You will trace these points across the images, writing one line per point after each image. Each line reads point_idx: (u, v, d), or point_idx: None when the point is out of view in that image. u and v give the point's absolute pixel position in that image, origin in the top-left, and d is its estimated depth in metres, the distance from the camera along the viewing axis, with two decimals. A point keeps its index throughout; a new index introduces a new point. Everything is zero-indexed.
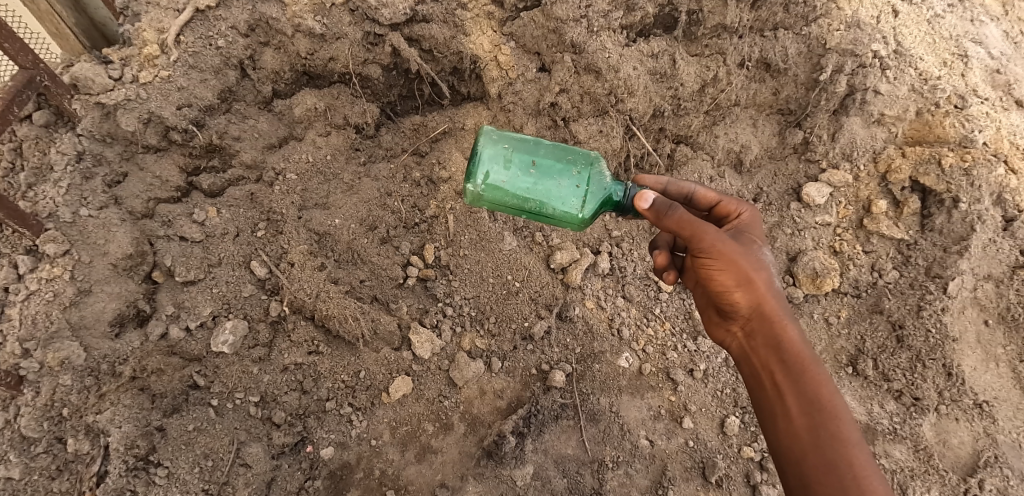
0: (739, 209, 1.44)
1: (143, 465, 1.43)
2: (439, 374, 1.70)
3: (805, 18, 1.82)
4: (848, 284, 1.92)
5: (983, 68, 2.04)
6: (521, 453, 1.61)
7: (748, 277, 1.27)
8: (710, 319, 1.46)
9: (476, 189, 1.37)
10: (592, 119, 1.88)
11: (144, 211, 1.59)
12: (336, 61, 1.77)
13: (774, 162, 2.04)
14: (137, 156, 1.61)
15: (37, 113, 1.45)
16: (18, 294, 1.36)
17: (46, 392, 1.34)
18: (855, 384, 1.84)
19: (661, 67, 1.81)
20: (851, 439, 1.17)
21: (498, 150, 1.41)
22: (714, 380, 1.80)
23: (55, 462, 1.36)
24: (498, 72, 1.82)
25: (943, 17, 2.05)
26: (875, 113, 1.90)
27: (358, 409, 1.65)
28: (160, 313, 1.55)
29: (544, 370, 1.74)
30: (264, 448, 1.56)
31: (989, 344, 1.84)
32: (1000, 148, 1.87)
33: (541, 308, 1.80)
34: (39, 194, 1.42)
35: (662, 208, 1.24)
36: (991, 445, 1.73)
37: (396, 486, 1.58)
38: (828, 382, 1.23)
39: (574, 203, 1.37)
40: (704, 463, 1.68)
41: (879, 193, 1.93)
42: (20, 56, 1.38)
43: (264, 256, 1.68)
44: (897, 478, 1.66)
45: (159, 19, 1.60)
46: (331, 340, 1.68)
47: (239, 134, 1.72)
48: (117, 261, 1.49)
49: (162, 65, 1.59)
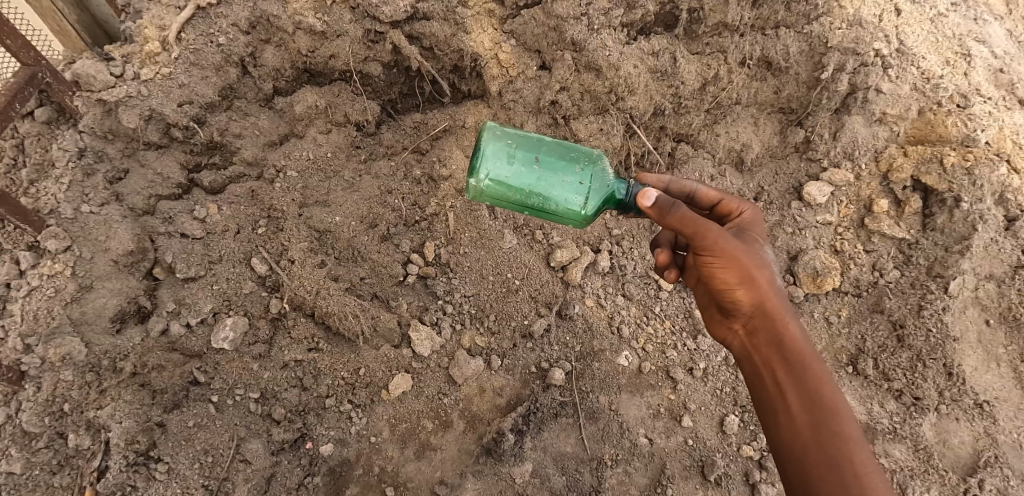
0: (741, 208, 1.43)
1: (144, 461, 1.44)
2: (438, 371, 1.70)
3: (807, 16, 1.81)
4: (849, 283, 1.92)
5: (986, 68, 2.03)
6: (520, 450, 1.62)
7: (751, 276, 1.27)
8: (711, 317, 1.46)
9: (479, 184, 1.37)
10: (593, 117, 1.88)
11: (146, 208, 1.60)
12: (336, 59, 1.77)
13: (775, 160, 2.04)
14: (139, 153, 1.62)
15: (39, 109, 1.46)
16: (20, 290, 1.38)
17: (47, 387, 1.36)
18: (855, 384, 1.84)
19: (662, 66, 1.80)
20: (852, 437, 1.17)
21: (500, 146, 1.40)
22: (714, 378, 1.80)
23: (56, 457, 1.37)
24: (498, 70, 1.82)
25: (947, 16, 2.04)
26: (877, 112, 1.90)
27: (358, 406, 1.65)
28: (161, 309, 1.55)
29: (544, 368, 1.74)
30: (264, 444, 1.56)
31: (991, 344, 1.83)
32: (1003, 147, 1.86)
33: (541, 306, 1.81)
34: (41, 190, 1.44)
35: (665, 206, 1.23)
36: (992, 445, 1.73)
37: (396, 483, 1.58)
38: (829, 380, 1.24)
39: (577, 200, 1.37)
40: (702, 462, 1.68)
41: (880, 193, 1.92)
42: (22, 53, 1.40)
43: (264, 253, 1.68)
44: (897, 477, 1.66)
45: (160, 16, 1.61)
46: (331, 337, 1.69)
47: (240, 131, 1.72)
48: (118, 258, 1.50)
49: (163, 62, 1.61)
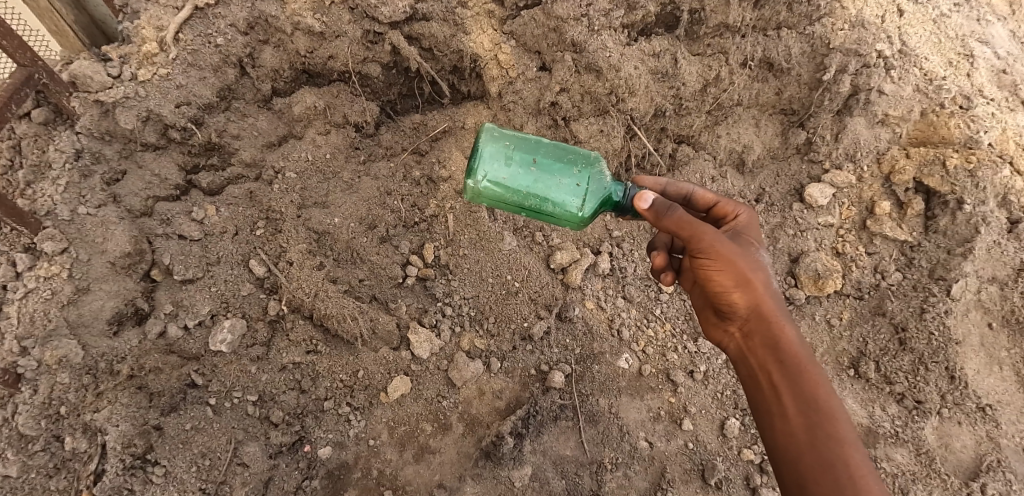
0: (737, 211, 1.42)
1: (141, 464, 1.43)
2: (437, 374, 1.69)
3: (809, 17, 1.80)
4: (851, 285, 1.90)
5: (989, 68, 2.01)
6: (519, 453, 1.61)
7: (746, 278, 1.26)
8: (707, 319, 1.45)
9: (477, 185, 1.36)
10: (593, 119, 1.87)
11: (143, 209, 1.59)
12: (335, 60, 1.76)
13: (777, 162, 2.03)
14: (136, 154, 1.61)
15: (36, 110, 1.45)
16: (16, 292, 1.36)
17: (44, 390, 1.35)
18: (857, 387, 1.82)
19: (663, 67, 1.79)
20: (848, 439, 1.16)
21: (498, 148, 1.40)
22: (714, 381, 1.79)
23: (53, 461, 1.37)
24: (498, 70, 1.81)
25: (950, 16, 2.02)
26: (879, 114, 1.88)
27: (356, 408, 1.64)
28: (159, 311, 1.54)
29: (543, 370, 1.73)
30: (262, 447, 1.55)
31: (993, 347, 1.83)
32: (1006, 149, 1.85)
33: (541, 309, 1.80)
34: (37, 191, 1.43)
35: (662, 208, 1.23)
36: (994, 449, 1.72)
37: (394, 486, 1.57)
38: (824, 383, 1.22)
39: (574, 202, 1.36)
40: (703, 466, 1.66)
41: (883, 195, 1.91)
42: (18, 54, 1.39)
43: (263, 255, 1.67)
44: (899, 482, 1.65)
45: (158, 17, 1.60)
46: (329, 339, 1.68)
47: (238, 132, 1.72)
48: (116, 260, 1.49)
49: (160, 63, 1.60)
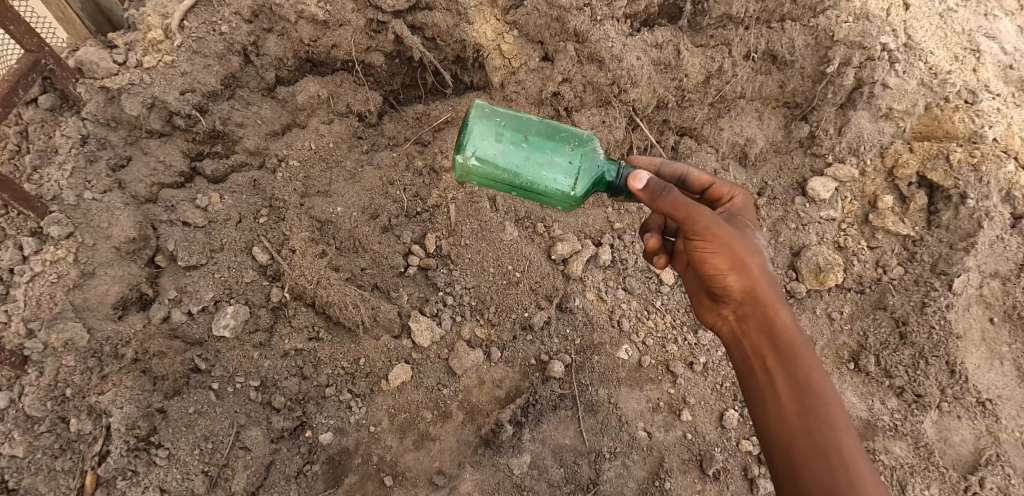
0: (733, 193, 1.42)
1: (144, 446, 1.45)
2: (438, 362, 1.71)
3: (813, 10, 1.80)
4: (852, 279, 1.91)
5: (996, 64, 1.98)
6: (518, 441, 1.62)
7: (741, 260, 1.27)
8: (701, 303, 1.45)
9: (466, 161, 1.36)
10: (596, 109, 1.87)
11: (148, 196, 1.60)
12: (339, 48, 1.77)
13: (780, 155, 2.02)
14: (142, 141, 1.63)
15: (43, 96, 1.50)
16: (22, 276, 1.39)
17: (50, 372, 1.37)
18: (856, 381, 1.83)
19: (665, 58, 1.79)
20: (839, 423, 1.16)
21: (489, 125, 1.40)
22: (714, 373, 1.80)
23: (58, 442, 1.38)
24: (501, 60, 1.82)
25: (956, 11, 2.00)
26: (884, 108, 1.87)
27: (357, 395, 1.66)
28: (163, 297, 1.56)
29: (543, 360, 1.74)
30: (263, 432, 1.57)
31: (995, 343, 1.83)
32: (1011, 145, 1.83)
33: (541, 299, 1.81)
34: (44, 177, 1.45)
35: (657, 189, 1.23)
36: (994, 443, 1.71)
37: (394, 472, 1.59)
38: (817, 367, 1.23)
39: (566, 181, 1.36)
40: (701, 456, 1.67)
41: (885, 189, 1.90)
42: (25, 39, 1.42)
43: (266, 242, 1.68)
44: (896, 474, 1.65)
45: (163, 4, 1.63)
46: (331, 326, 1.69)
47: (242, 120, 1.73)
48: (121, 245, 1.51)
49: (166, 50, 1.62)
